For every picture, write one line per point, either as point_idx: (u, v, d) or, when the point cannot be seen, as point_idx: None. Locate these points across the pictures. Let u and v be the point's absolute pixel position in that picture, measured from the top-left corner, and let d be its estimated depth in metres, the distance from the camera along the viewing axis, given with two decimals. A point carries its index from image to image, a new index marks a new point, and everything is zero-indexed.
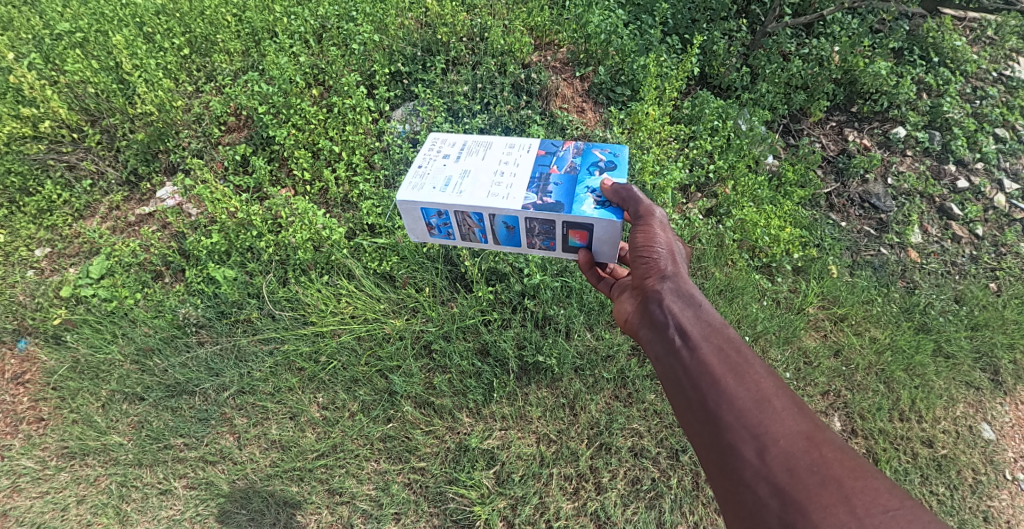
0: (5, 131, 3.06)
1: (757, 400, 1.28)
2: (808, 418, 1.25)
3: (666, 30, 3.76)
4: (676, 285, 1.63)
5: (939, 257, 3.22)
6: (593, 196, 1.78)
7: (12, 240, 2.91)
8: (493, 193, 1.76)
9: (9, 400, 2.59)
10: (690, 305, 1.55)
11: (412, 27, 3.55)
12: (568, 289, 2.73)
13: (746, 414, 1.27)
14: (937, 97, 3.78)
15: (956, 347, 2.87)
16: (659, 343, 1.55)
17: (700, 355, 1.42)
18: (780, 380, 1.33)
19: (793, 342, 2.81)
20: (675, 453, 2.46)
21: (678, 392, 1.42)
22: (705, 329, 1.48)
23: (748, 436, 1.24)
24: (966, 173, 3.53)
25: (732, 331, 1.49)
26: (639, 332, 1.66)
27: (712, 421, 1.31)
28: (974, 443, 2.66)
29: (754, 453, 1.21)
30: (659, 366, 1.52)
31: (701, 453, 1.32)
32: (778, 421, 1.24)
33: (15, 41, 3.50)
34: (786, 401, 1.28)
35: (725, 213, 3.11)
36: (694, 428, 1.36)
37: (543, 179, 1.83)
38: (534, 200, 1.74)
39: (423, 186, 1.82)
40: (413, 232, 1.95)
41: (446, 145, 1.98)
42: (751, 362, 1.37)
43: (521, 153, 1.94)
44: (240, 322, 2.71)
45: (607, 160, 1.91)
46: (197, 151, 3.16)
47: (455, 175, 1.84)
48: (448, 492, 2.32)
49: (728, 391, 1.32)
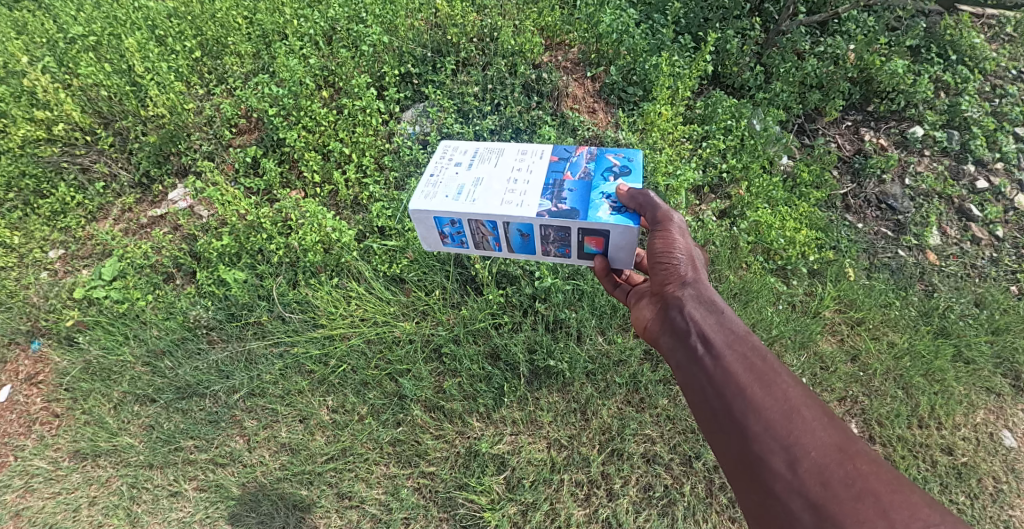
0: (20, 134, 3.09)
1: (785, 410, 1.25)
2: (839, 428, 1.22)
3: (679, 29, 3.71)
4: (697, 292, 1.60)
5: (959, 259, 3.14)
6: (608, 202, 1.74)
7: (27, 242, 2.94)
8: (507, 201, 1.74)
9: (24, 400, 2.61)
10: (712, 312, 1.52)
11: (422, 27, 3.52)
12: (580, 292, 2.69)
13: (774, 425, 1.24)
14: (955, 96, 3.69)
15: (976, 352, 2.80)
16: (680, 351, 1.52)
17: (724, 364, 1.39)
18: (808, 389, 1.30)
19: (809, 347, 2.76)
20: (689, 460, 2.41)
21: (702, 402, 1.40)
22: (728, 337, 1.45)
23: (777, 447, 1.21)
24: (985, 173, 3.45)
25: (756, 339, 1.45)
26: (660, 339, 1.64)
27: (738, 432, 1.28)
28: (996, 451, 2.59)
29: (784, 465, 1.19)
30: (680, 375, 1.49)
31: (727, 464, 1.30)
32: (808, 432, 1.21)
33: (30, 45, 3.54)
34: (815, 411, 1.25)
35: (739, 215, 3.06)
36: (719, 439, 1.33)
37: (557, 185, 1.80)
38: (548, 208, 1.72)
39: (436, 194, 1.80)
40: (426, 241, 1.94)
41: (458, 153, 1.97)
42: (777, 370, 1.34)
43: (533, 159, 1.91)
44: (250, 324, 2.71)
45: (621, 165, 1.87)
46: (209, 153, 3.17)
47: (467, 183, 1.82)
48: (458, 497, 2.30)
49: (755, 401, 1.29)
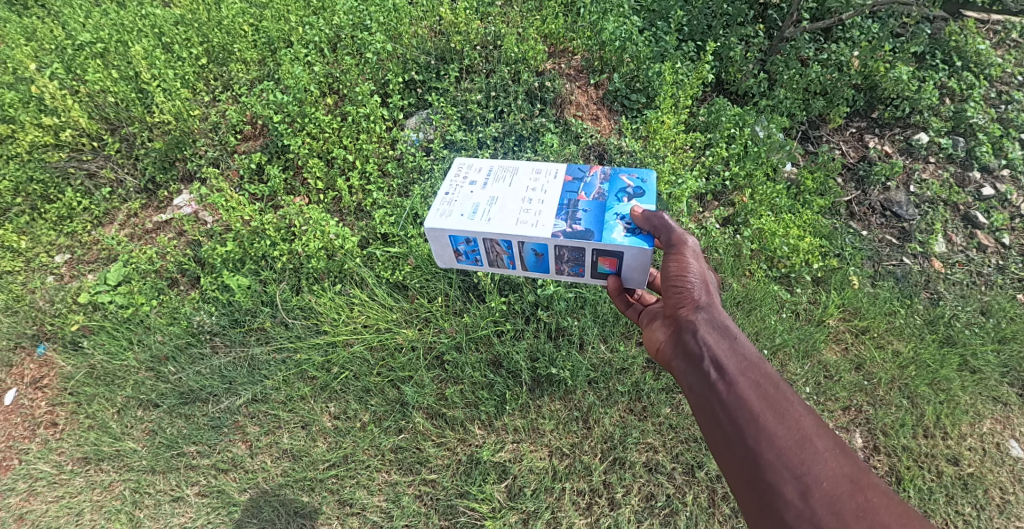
0: (28, 140, 3.12)
1: (797, 440, 1.32)
2: (849, 460, 1.29)
3: (682, 37, 3.71)
4: (711, 316, 1.64)
5: (965, 267, 3.11)
6: (622, 223, 1.76)
7: (34, 246, 2.97)
8: (521, 221, 1.76)
9: (28, 404, 2.63)
10: (725, 336, 1.58)
11: (426, 35, 3.53)
12: (583, 300, 2.70)
13: (788, 454, 1.30)
14: (960, 102, 3.66)
15: (982, 361, 2.78)
16: (693, 374, 1.58)
17: (738, 390, 1.45)
18: (820, 420, 1.37)
19: (813, 356, 2.75)
20: (691, 469, 2.40)
21: (714, 427, 1.46)
22: (741, 363, 1.51)
23: (790, 477, 1.27)
24: (991, 181, 3.42)
25: (768, 366, 1.52)
26: (672, 362, 1.69)
27: (752, 459, 1.34)
28: (1003, 461, 2.56)
29: (797, 494, 1.25)
30: (693, 398, 1.55)
31: (739, 490, 1.36)
32: (821, 462, 1.28)
33: (39, 52, 3.59)
34: (826, 442, 1.32)
35: (742, 222, 3.06)
36: (731, 465, 1.39)
37: (572, 205, 1.82)
38: (563, 228, 1.74)
39: (451, 213, 1.82)
40: (440, 258, 1.97)
41: (472, 171, 1.98)
42: (790, 399, 1.41)
43: (548, 179, 1.92)
44: (253, 330, 2.72)
45: (635, 186, 1.88)
46: (214, 159, 3.20)
47: (482, 202, 1.84)
48: (459, 505, 2.30)
49: (768, 430, 1.36)
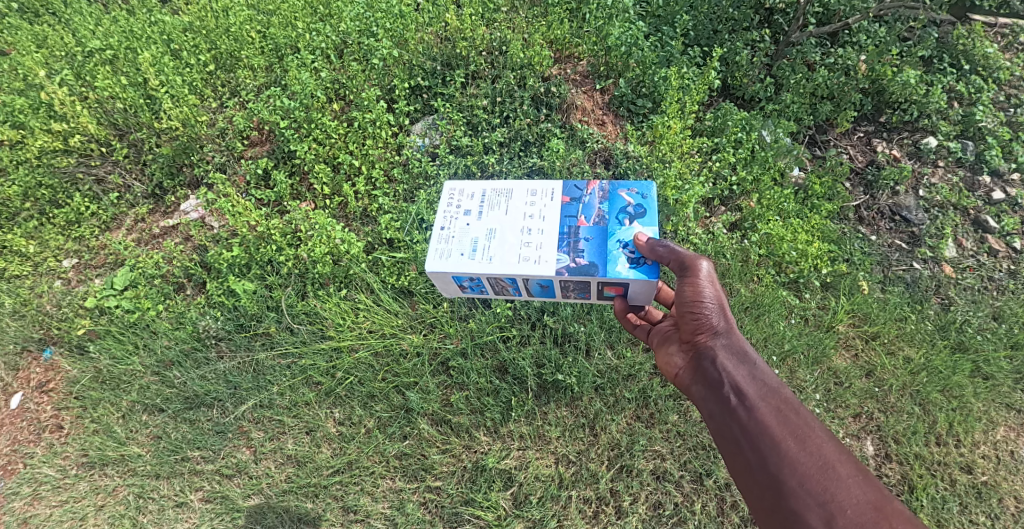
0: (37, 146, 3.14)
1: (819, 466, 1.40)
2: (872, 485, 1.36)
3: (688, 41, 3.67)
4: (729, 342, 1.75)
5: (976, 271, 3.07)
6: (626, 252, 1.84)
7: (41, 251, 2.98)
8: (524, 257, 1.85)
9: (34, 408, 2.63)
10: (744, 363, 1.69)
11: (433, 42, 3.54)
12: (589, 305, 2.65)
13: (810, 480, 1.39)
14: (970, 105, 3.61)
15: (995, 368, 2.73)
16: (713, 400, 1.69)
17: (758, 416, 1.56)
18: (843, 446, 1.44)
19: (822, 362, 2.72)
20: (699, 477, 2.38)
21: (737, 454, 1.56)
22: (761, 389, 1.61)
23: (813, 504, 1.36)
24: (1001, 184, 3.38)
25: (788, 391, 1.61)
26: (693, 388, 1.80)
27: (775, 486, 1.44)
28: (1017, 469, 2.54)
29: (821, 521, 1.33)
30: (714, 425, 1.66)
31: (763, 516, 1.45)
32: (844, 489, 1.36)
33: (49, 58, 3.59)
34: (849, 468, 1.39)
35: (750, 227, 3.01)
36: (755, 493, 1.49)
37: (573, 234, 1.90)
38: (567, 263, 1.83)
39: (451, 252, 1.90)
40: (445, 287, 2.09)
41: (465, 198, 2.04)
42: (810, 425, 1.50)
43: (545, 201, 1.99)
44: (258, 335, 2.70)
45: (636, 204, 1.96)
46: (221, 165, 3.22)
47: (481, 237, 1.92)
48: (464, 513, 2.30)
49: (791, 457, 1.45)
